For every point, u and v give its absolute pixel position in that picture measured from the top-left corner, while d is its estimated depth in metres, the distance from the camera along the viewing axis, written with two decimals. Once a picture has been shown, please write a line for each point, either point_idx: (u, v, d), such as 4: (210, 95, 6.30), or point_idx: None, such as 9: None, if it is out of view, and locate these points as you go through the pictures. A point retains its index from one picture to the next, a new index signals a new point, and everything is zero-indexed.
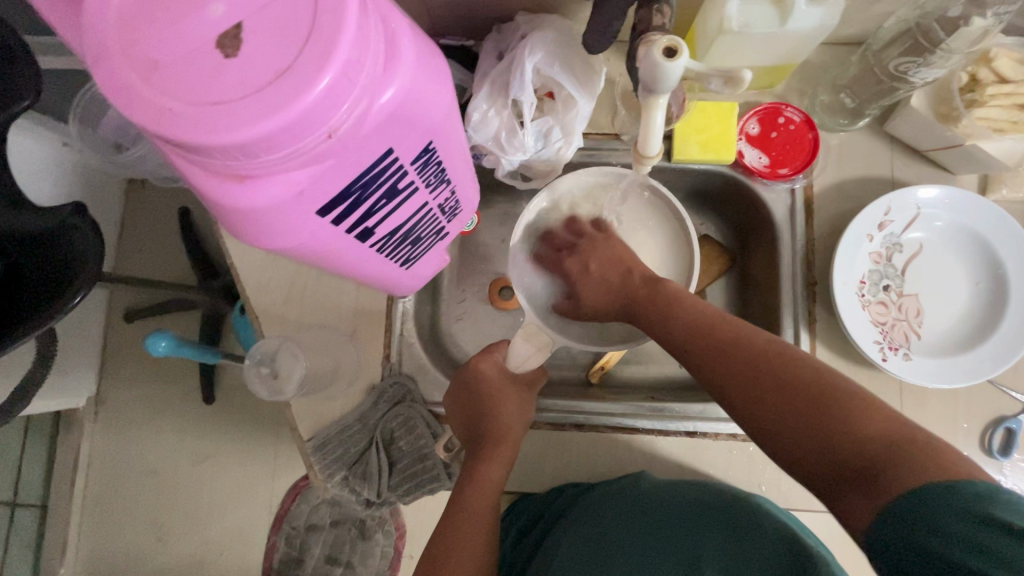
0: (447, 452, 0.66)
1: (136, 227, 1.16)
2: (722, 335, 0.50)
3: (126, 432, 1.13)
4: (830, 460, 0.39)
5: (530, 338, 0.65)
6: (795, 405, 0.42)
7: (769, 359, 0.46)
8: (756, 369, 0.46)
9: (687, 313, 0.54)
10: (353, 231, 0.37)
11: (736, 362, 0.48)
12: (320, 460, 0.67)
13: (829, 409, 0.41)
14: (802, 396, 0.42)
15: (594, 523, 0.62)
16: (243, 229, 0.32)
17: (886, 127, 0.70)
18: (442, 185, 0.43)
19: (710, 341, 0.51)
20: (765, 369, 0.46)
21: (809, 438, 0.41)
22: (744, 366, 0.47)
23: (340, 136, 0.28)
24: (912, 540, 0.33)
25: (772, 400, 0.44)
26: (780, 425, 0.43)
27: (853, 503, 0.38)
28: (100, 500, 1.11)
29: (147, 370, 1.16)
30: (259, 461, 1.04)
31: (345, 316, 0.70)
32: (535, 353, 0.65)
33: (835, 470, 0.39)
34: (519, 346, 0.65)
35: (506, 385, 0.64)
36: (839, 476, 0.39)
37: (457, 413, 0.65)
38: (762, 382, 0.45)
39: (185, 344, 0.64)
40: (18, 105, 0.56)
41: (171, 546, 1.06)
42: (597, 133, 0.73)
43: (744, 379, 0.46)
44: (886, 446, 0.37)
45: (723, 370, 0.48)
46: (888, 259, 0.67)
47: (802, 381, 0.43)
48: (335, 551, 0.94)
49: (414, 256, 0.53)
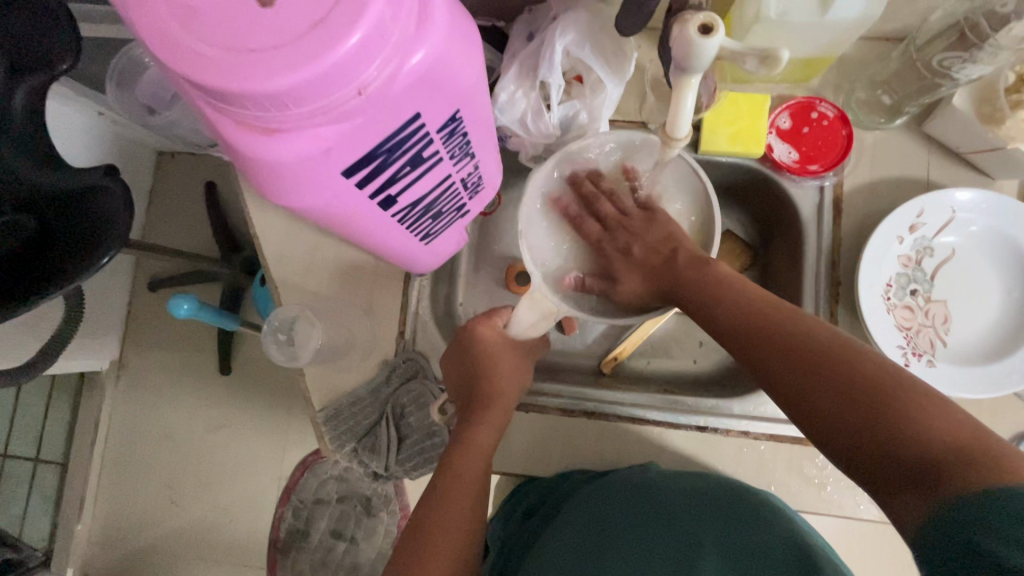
0: (441, 415, 0.66)
1: (164, 196, 1.19)
2: (777, 322, 0.47)
3: (143, 399, 1.18)
4: (883, 455, 0.38)
5: (537, 303, 0.63)
6: (858, 401, 0.40)
7: (825, 349, 0.43)
8: (810, 357, 0.43)
9: (733, 298, 0.51)
10: (376, 197, 0.37)
11: (790, 349, 0.45)
12: (331, 430, 0.67)
13: (884, 405, 0.38)
14: (858, 390, 0.40)
15: (595, 507, 0.61)
16: (269, 185, 0.32)
17: (925, 127, 0.68)
18: (466, 158, 0.43)
19: (762, 323, 0.48)
20: (818, 359, 0.43)
21: (864, 434, 0.39)
22: (802, 348, 0.44)
23: (369, 93, 0.28)
24: (968, 542, 0.32)
25: (821, 390, 0.42)
26: (830, 421, 0.41)
27: (909, 504, 0.36)
28: (117, 460, 1.17)
29: (166, 337, 1.19)
30: (271, 438, 1.12)
31: (364, 291, 0.71)
32: (540, 319, 0.64)
33: (886, 472, 0.37)
34: (523, 312, 0.63)
35: (506, 349, 0.64)
36: (895, 475, 0.37)
37: (454, 378, 0.64)
38: (815, 370, 0.43)
39: (207, 307, 0.64)
40: (57, 68, 0.59)
41: (183, 510, 1.12)
42: (623, 121, 0.72)
43: (796, 369, 0.44)
44: (948, 448, 0.35)
45: (777, 359, 0.45)
46: (917, 263, 0.65)
47: (865, 371, 0.40)
48: (339, 525, 1.06)
49: (434, 231, 0.53)
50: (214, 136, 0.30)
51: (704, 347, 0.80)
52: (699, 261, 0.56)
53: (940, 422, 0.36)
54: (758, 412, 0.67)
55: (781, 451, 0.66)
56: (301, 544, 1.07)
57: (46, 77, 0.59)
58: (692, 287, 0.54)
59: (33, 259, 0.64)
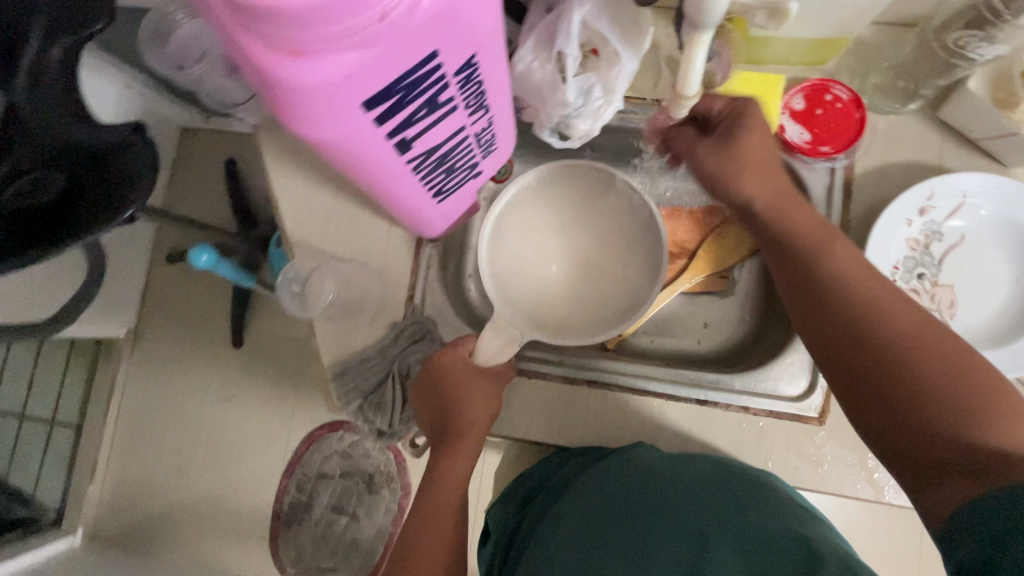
0: (414, 443, 0.72)
1: (186, 172, 1.30)
2: (888, 305, 0.49)
3: (160, 367, 1.32)
4: (943, 448, 0.42)
5: (500, 331, 0.68)
6: (941, 396, 0.44)
7: (932, 349, 0.46)
8: (912, 347, 0.46)
9: (847, 270, 0.52)
10: (392, 138, 0.39)
11: (893, 332, 0.48)
12: (339, 386, 0.69)
13: (972, 411, 0.43)
14: (949, 389, 0.44)
15: (601, 491, 0.62)
16: (291, 113, 0.33)
17: (939, 112, 0.68)
18: (480, 110, 0.44)
19: (872, 299, 0.50)
20: (914, 350, 0.46)
21: (938, 427, 0.43)
22: (908, 335, 0.47)
23: (392, 20, 0.30)
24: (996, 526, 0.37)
25: (910, 380, 0.45)
26: (906, 407, 0.45)
27: (948, 490, 0.41)
28: (133, 424, 1.30)
29: (181, 311, 1.34)
30: (281, 410, 1.25)
31: (376, 255, 0.73)
32: (504, 346, 0.67)
33: (940, 460, 0.42)
34: (487, 338, 0.67)
35: (471, 371, 0.65)
36: (943, 466, 0.42)
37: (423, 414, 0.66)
38: (915, 358, 0.46)
39: (225, 261, 0.66)
40: None
41: (192, 478, 1.26)
42: (637, 97, 0.74)
43: (892, 350, 0.47)
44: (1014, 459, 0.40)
45: (878, 340, 0.48)
46: (926, 247, 0.65)
47: (956, 378, 0.44)
48: (342, 502, 1.22)
49: (447, 189, 0.55)
50: (243, 62, 0.32)
51: (708, 328, 0.80)
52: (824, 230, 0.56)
53: (1011, 438, 0.41)
54: (757, 387, 0.68)
55: (779, 428, 0.67)
56: (302, 516, 1.21)
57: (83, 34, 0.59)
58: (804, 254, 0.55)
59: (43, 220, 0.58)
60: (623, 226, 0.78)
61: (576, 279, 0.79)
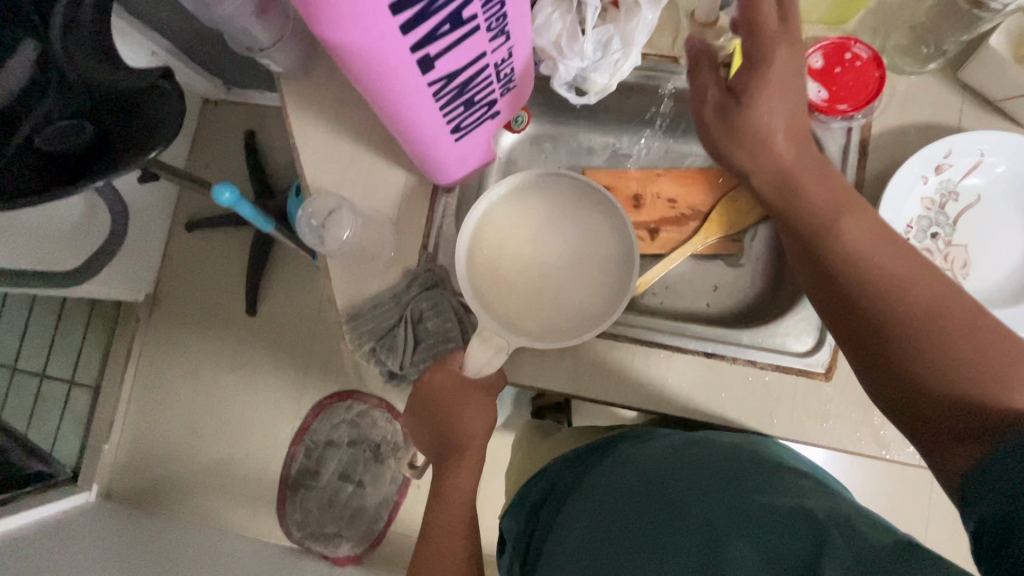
0: (413, 468, 0.77)
1: (207, 141, 1.35)
2: (893, 262, 0.46)
3: (176, 331, 1.35)
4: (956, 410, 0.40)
5: (487, 342, 0.62)
6: (954, 359, 0.41)
7: (938, 304, 0.43)
8: (924, 308, 0.43)
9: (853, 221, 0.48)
10: (416, 52, 0.40)
11: (897, 292, 0.45)
12: (352, 329, 0.71)
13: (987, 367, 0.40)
14: (962, 347, 0.41)
15: (610, 474, 0.58)
16: (320, 13, 0.35)
17: (960, 73, 0.68)
18: (501, 37, 0.46)
19: (879, 260, 0.46)
20: (924, 306, 0.43)
21: (949, 388, 0.41)
22: (920, 296, 0.44)
23: None
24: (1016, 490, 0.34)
25: (919, 342, 0.43)
26: (918, 370, 0.42)
27: (960, 455, 0.39)
28: (149, 386, 1.34)
29: (196, 278, 1.36)
30: (295, 375, 1.29)
31: (392, 205, 0.74)
32: (494, 355, 0.63)
33: (955, 425, 0.40)
34: (475, 351, 0.62)
35: (467, 391, 0.69)
36: (959, 431, 0.40)
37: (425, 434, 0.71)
38: (924, 318, 0.43)
39: (247, 201, 0.68)
40: None
41: (205, 439, 1.29)
42: (656, 54, 0.74)
43: (898, 309, 0.44)
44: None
45: (883, 301, 0.45)
46: (941, 206, 0.65)
47: (970, 340, 0.41)
48: (349, 470, 1.27)
49: (466, 126, 0.56)
50: None
51: (717, 291, 0.81)
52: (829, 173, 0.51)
53: None
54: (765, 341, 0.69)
55: (786, 382, 0.67)
56: (309, 481, 1.25)
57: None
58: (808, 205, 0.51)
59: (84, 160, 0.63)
60: (599, 231, 0.71)
61: (558, 297, 0.70)
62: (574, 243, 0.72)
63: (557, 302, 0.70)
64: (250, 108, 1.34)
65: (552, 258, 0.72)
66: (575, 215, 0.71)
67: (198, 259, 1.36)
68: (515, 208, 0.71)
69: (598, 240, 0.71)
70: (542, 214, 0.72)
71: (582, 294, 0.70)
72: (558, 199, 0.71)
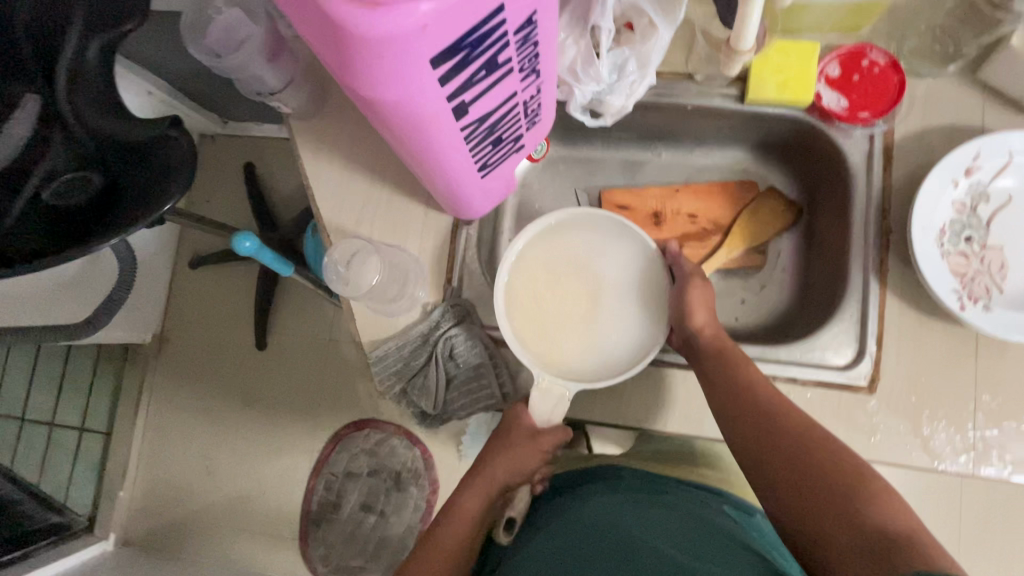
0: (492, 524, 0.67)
1: (208, 176, 1.33)
2: (775, 405, 0.57)
3: (186, 370, 1.33)
4: (847, 539, 0.46)
5: (547, 394, 0.63)
6: (820, 501, 0.49)
7: (816, 442, 0.53)
8: (803, 437, 0.53)
9: (742, 400, 0.58)
10: (452, 101, 0.39)
11: (779, 432, 0.55)
12: (382, 370, 0.70)
13: (856, 496, 0.48)
14: (835, 476, 0.50)
15: (576, 524, 0.57)
16: (360, 69, 0.33)
17: (980, 73, 0.67)
18: (532, 74, 0.44)
19: (753, 408, 0.57)
20: (803, 438, 0.53)
21: (830, 513, 0.48)
22: (780, 446, 0.54)
23: None
24: None
25: (804, 470, 0.51)
26: (801, 500, 0.50)
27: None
28: (162, 427, 1.31)
29: (205, 315, 1.34)
30: (310, 408, 1.27)
31: (413, 239, 0.73)
32: (555, 405, 0.63)
33: (854, 549, 0.45)
34: (538, 402, 0.63)
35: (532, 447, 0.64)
36: (853, 555, 0.45)
37: (484, 510, 0.65)
38: (806, 451, 0.52)
39: (268, 248, 0.67)
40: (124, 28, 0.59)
41: (222, 479, 1.26)
42: (670, 73, 0.73)
43: (782, 439, 0.54)
44: (899, 536, 0.44)
45: (773, 439, 0.54)
46: (972, 209, 0.65)
47: (838, 472, 0.50)
48: (370, 500, 1.24)
49: (492, 163, 0.54)
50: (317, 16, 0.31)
51: (745, 305, 0.80)
52: (731, 360, 0.62)
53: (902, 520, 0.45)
54: (804, 356, 0.67)
55: (830, 398, 0.64)
56: (331, 515, 1.23)
57: (116, 37, 0.59)
58: (708, 368, 0.62)
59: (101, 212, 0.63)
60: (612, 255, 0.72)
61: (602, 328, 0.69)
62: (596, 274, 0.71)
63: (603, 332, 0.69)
64: (249, 141, 1.33)
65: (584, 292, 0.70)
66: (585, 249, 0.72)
67: (206, 297, 1.35)
68: (532, 260, 0.69)
69: (617, 261, 0.72)
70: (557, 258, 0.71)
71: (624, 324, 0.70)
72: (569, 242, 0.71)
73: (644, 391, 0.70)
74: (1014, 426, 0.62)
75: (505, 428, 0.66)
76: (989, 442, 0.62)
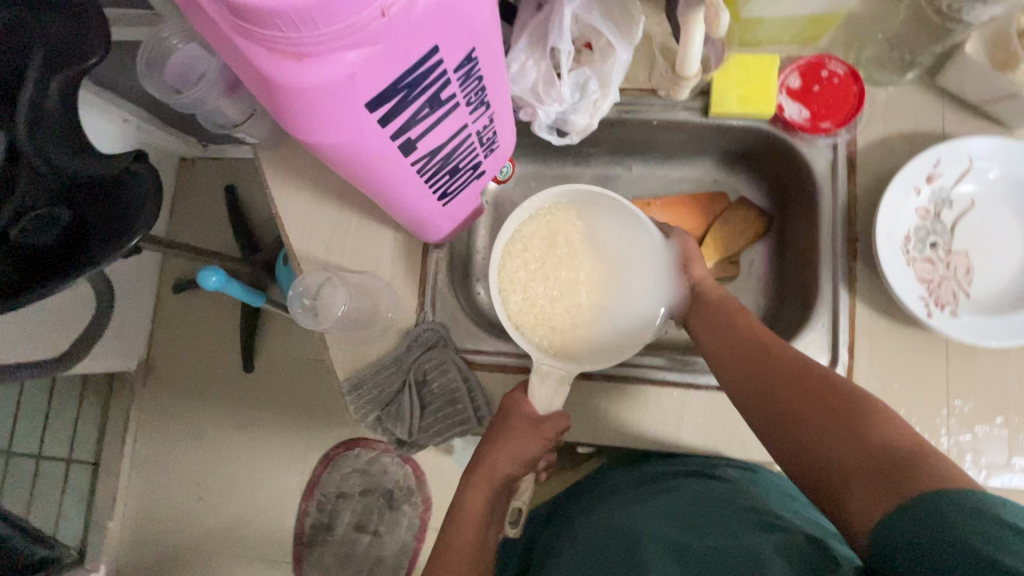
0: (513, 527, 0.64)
1: (186, 201, 1.31)
2: (776, 347, 0.57)
3: (171, 398, 1.30)
4: (851, 463, 0.45)
5: (546, 377, 0.63)
6: (820, 433, 0.48)
7: (818, 375, 0.52)
8: (804, 375, 0.53)
9: (743, 347, 0.59)
10: (397, 139, 0.39)
11: (781, 371, 0.54)
12: (355, 399, 0.69)
13: (859, 419, 0.47)
14: (837, 402, 0.49)
15: (590, 530, 0.59)
16: (295, 115, 0.33)
17: (938, 80, 0.67)
18: (481, 107, 0.44)
19: (750, 353, 0.58)
20: (804, 376, 0.53)
21: (834, 439, 0.47)
22: (780, 381, 0.54)
23: (393, 15, 0.29)
24: (933, 533, 0.37)
25: (807, 403, 0.51)
26: (803, 432, 0.50)
27: (864, 497, 0.43)
28: (151, 456, 1.29)
29: (186, 341, 1.31)
30: (296, 432, 1.24)
31: (384, 264, 0.73)
32: (554, 391, 0.63)
33: (862, 468, 0.44)
34: (537, 391, 0.63)
35: (527, 427, 0.62)
36: (857, 478, 0.44)
37: (489, 507, 0.61)
38: (807, 384, 0.52)
39: (235, 281, 0.66)
40: (86, 64, 0.52)
41: (213, 506, 1.24)
42: (634, 88, 0.72)
43: (783, 377, 0.54)
44: (902, 452, 0.43)
45: (775, 380, 0.54)
46: (936, 215, 0.65)
47: (839, 398, 0.49)
48: (364, 520, 1.21)
49: (452, 191, 0.54)
50: (247, 68, 0.31)
51: None
52: (733, 311, 0.63)
53: (903, 436, 0.44)
54: None
55: None
56: (324, 536, 1.20)
57: (75, 74, 0.52)
58: (710, 322, 0.64)
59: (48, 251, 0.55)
60: (602, 227, 0.73)
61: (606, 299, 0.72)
62: (587, 249, 0.73)
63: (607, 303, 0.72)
64: (227, 163, 1.31)
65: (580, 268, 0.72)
66: (573, 225, 0.73)
67: (185, 325, 1.31)
68: (520, 246, 0.72)
69: (609, 231, 0.72)
70: (545, 239, 0.73)
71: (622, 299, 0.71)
72: (555, 222, 0.73)
73: (619, 401, 0.69)
74: (988, 431, 0.62)
75: (503, 417, 0.64)
76: (963, 447, 0.62)
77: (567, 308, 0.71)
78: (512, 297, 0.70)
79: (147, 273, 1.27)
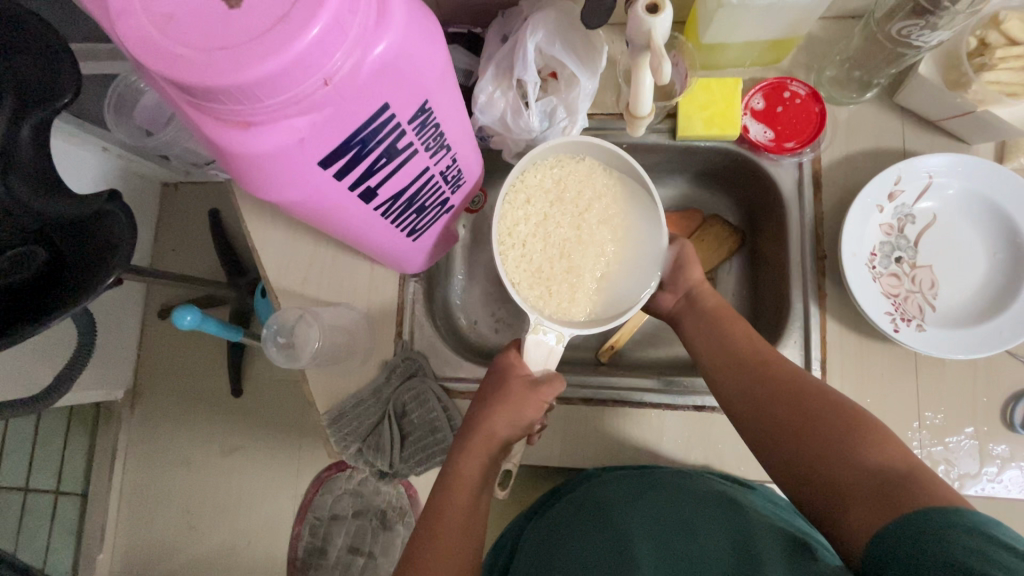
0: (502, 490, 0.61)
1: (169, 227, 1.30)
2: (773, 360, 0.58)
3: (158, 425, 1.28)
4: (848, 480, 0.46)
5: (540, 343, 0.59)
6: (818, 448, 0.49)
7: (813, 390, 0.53)
8: (800, 389, 0.54)
9: (740, 358, 0.59)
10: (355, 189, 0.40)
11: (779, 385, 0.55)
12: (335, 433, 0.69)
13: (855, 437, 0.48)
14: (833, 418, 0.50)
15: (576, 521, 0.59)
16: (249, 177, 0.34)
17: (896, 98, 0.69)
18: (441, 150, 0.45)
19: (748, 366, 0.58)
20: (800, 390, 0.54)
21: (832, 456, 0.48)
22: (783, 400, 0.54)
23: (336, 82, 0.30)
24: (928, 548, 0.38)
25: (806, 419, 0.51)
26: (801, 445, 0.50)
27: (860, 513, 0.44)
28: (137, 486, 1.26)
29: (174, 366, 1.30)
30: (284, 458, 1.20)
31: (363, 292, 0.73)
32: (547, 355, 0.60)
33: (857, 485, 0.45)
34: (532, 352, 0.59)
35: (526, 395, 0.60)
36: (852, 495, 0.45)
37: (484, 473, 0.59)
38: (803, 400, 0.53)
39: (211, 318, 0.67)
40: (58, 102, 0.51)
41: (202, 534, 1.21)
42: (602, 114, 0.74)
43: (782, 390, 0.54)
44: (895, 471, 0.44)
45: (774, 392, 0.55)
46: (900, 231, 0.66)
47: (835, 414, 0.50)
48: (358, 541, 1.09)
49: (420, 227, 0.55)
50: (199, 137, 0.32)
51: None
52: (728, 318, 0.63)
53: (896, 457, 0.46)
54: None
55: None
56: (318, 561, 1.12)
57: (46, 114, 0.51)
58: (703, 333, 0.64)
59: (29, 293, 0.54)
60: (610, 190, 0.66)
61: (608, 266, 0.66)
62: (595, 206, 0.66)
63: (609, 270, 0.65)
64: (211, 187, 1.30)
65: (581, 234, 0.66)
66: (580, 179, 0.66)
67: (173, 348, 1.30)
68: (522, 197, 0.64)
69: (616, 201, 0.66)
70: (548, 191, 0.66)
71: (625, 271, 0.65)
72: (560, 173, 0.66)
73: (599, 424, 0.70)
74: (960, 441, 0.63)
75: (499, 381, 0.62)
76: (936, 457, 0.63)
77: (566, 276, 0.65)
78: (508, 254, 0.63)
79: (130, 300, 1.26)
